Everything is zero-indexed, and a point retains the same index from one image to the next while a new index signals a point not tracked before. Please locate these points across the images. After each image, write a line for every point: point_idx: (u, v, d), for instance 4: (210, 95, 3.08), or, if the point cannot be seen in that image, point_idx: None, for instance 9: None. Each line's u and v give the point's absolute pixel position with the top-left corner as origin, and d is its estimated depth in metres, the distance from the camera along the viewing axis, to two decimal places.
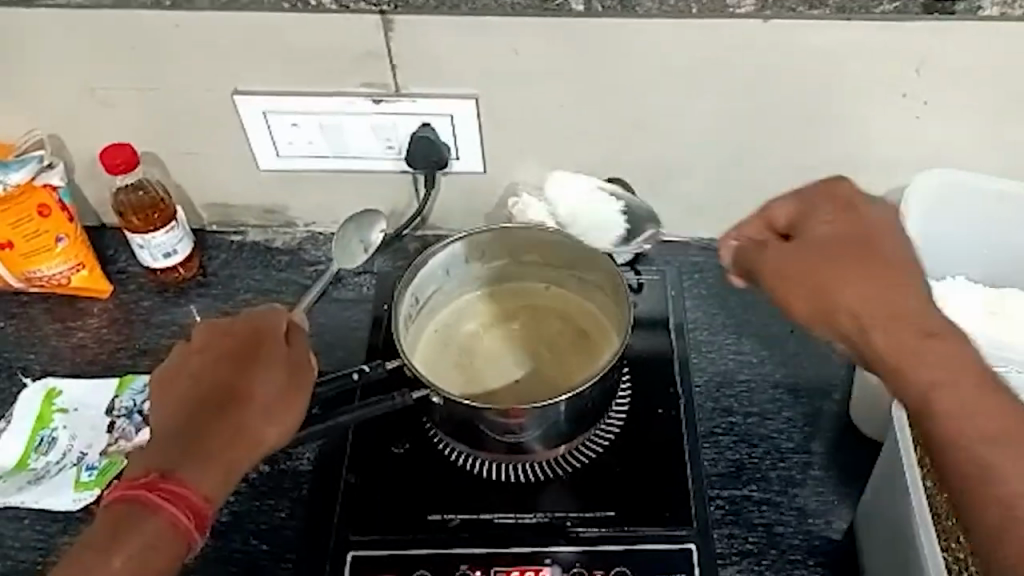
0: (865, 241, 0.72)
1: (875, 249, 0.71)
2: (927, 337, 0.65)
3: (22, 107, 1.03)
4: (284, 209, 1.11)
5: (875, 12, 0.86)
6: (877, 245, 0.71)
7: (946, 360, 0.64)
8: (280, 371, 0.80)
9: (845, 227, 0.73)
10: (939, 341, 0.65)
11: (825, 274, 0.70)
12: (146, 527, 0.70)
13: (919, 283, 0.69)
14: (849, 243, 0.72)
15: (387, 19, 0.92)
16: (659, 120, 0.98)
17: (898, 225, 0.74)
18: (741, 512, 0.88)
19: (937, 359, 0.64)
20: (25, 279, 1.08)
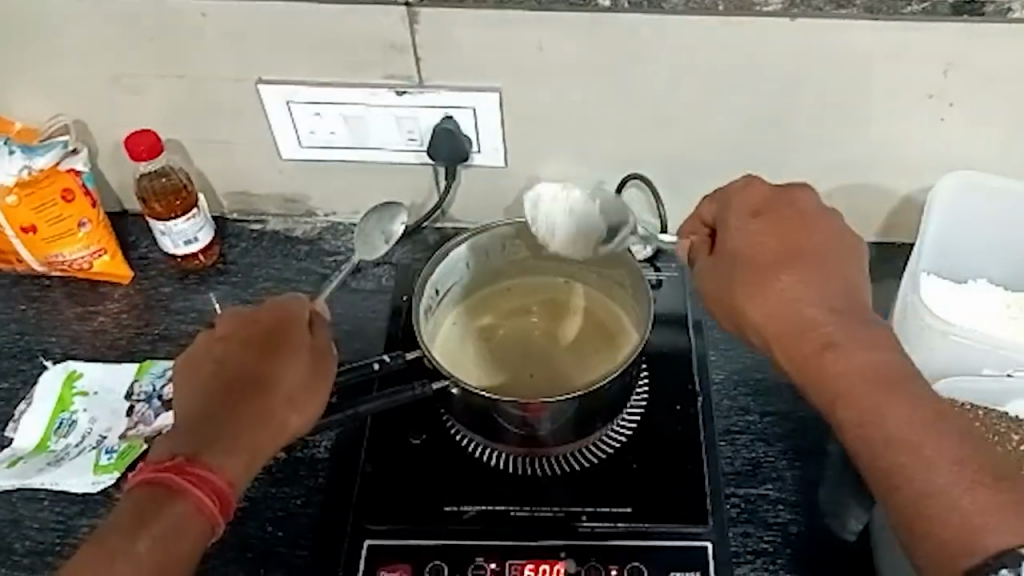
0: (773, 262, 0.78)
1: (782, 266, 0.77)
2: (834, 345, 0.73)
3: (48, 92, 1.04)
4: (304, 199, 1.12)
5: (903, 12, 0.86)
6: (788, 255, 0.78)
7: (850, 365, 0.72)
8: (305, 361, 0.81)
9: (757, 248, 0.79)
10: (836, 350, 0.73)
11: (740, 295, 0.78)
12: (173, 509, 0.71)
13: (827, 291, 0.76)
14: (761, 265, 0.78)
15: (413, 11, 0.92)
16: (681, 117, 0.97)
17: (813, 228, 0.80)
18: (757, 511, 0.87)
19: (840, 368, 0.72)
20: (47, 263, 1.09)
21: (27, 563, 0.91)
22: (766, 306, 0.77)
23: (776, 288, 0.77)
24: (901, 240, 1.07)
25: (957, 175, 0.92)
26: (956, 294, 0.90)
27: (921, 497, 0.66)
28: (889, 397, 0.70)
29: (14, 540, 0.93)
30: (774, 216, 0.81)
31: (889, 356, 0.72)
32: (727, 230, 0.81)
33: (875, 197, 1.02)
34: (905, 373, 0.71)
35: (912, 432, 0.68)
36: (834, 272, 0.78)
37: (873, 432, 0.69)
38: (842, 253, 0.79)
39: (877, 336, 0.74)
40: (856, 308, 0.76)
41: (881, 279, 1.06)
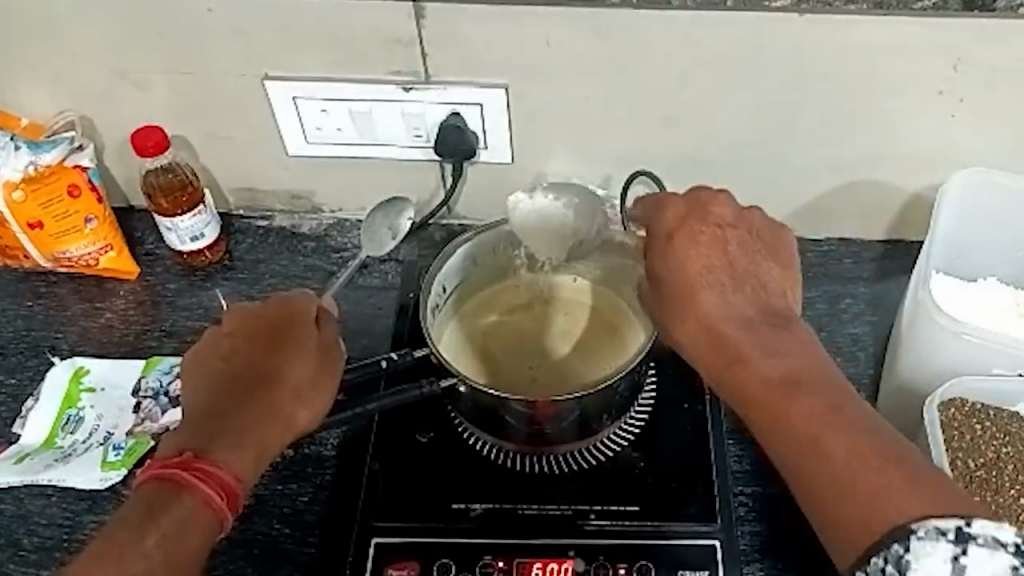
0: (692, 276, 0.77)
1: (699, 279, 0.77)
2: (744, 351, 0.72)
3: (55, 88, 1.04)
4: (310, 195, 1.11)
5: (914, 7, 0.85)
6: (697, 273, 0.77)
7: (754, 375, 0.71)
8: (311, 357, 0.81)
9: (676, 266, 0.78)
10: (742, 362, 0.72)
11: (666, 315, 0.78)
12: (183, 504, 0.70)
13: (735, 303, 0.75)
14: (680, 279, 0.78)
15: (420, 7, 0.92)
16: (690, 113, 0.97)
17: (730, 237, 0.79)
18: (766, 510, 0.87)
19: (744, 380, 0.71)
20: (54, 259, 1.09)
21: (34, 559, 0.91)
22: (686, 323, 0.77)
23: (694, 307, 0.76)
24: (911, 238, 1.06)
25: (970, 172, 0.92)
26: (966, 291, 0.90)
27: (825, 493, 0.65)
28: (793, 396, 0.69)
29: (21, 536, 0.93)
30: (687, 228, 0.80)
31: (798, 358, 0.71)
32: (652, 249, 0.80)
33: (883, 194, 1.02)
34: (813, 372, 0.70)
35: (815, 428, 0.67)
36: (749, 280, 0.77)
37: (778, 431, 0.68)
38: (760, 259, 0.79)
39: (788, 338, 0.73)
40: (770, 314, 0.75)
41: (890, 276, 1.05)
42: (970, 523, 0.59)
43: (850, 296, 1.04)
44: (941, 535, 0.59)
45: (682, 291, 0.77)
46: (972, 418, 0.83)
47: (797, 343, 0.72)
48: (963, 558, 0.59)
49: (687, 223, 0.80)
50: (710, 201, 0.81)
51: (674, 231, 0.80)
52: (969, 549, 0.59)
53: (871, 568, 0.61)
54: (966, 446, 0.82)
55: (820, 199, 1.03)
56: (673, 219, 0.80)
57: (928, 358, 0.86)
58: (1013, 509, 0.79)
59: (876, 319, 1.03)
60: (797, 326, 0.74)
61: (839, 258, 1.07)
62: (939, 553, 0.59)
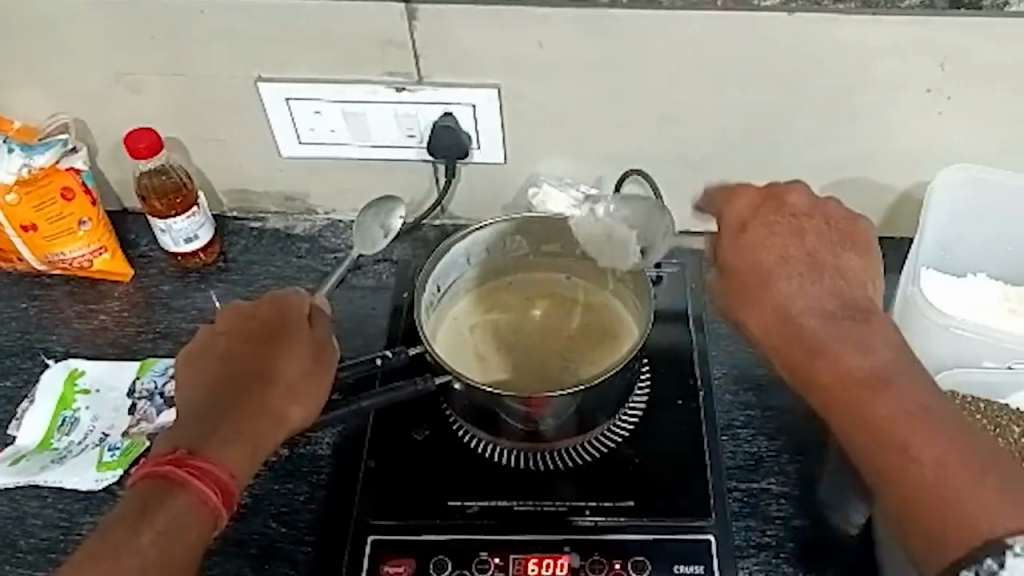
0: (770, 264, 0.79)
1: (776, 268, 0.78)
2: (824, 344, 0.73)
3: (48, 91, 1.04)
4: (303, 197, 1.12)
5: (901, 6, 0.86)
6: (775, 263, 0.79)
7: (835, 370, 0.71)
8: (306, 352, 0.81)
9: (750, 253, 0.80)
10: (822, 356, 0.72)
11: (739, 301, 0.80)
12: (177, 501, 0.70)
13: (815, 296, 0.76)
14: (757, 267, 0.79)
15: (412, 8, 0.92)
16: (681, 112, 0.98)
17: (807, 228, 0.81)
18: (759, 506, 0.88)
19: (823, 372, 0.72)
20: (48, 262, 1.09)
21: (31, 560, 0.92)
22: (761, 311, 0.78)
23: (772, 295, 0.77)
24: (900, 236, 1.07)
25: (959, 169, 0.93)
26: (955, 287, 0.90)
27: (912, 497, 0.66)
28: (879, 395, 0.69)
29: (17, 537, 0.93)
30: (765, 220, 0.82)
31: (880, 354, 0.71)
32: (722, 238, 0.83)
33: (873, 191, 1.03)
34: (898, 369, 0.71)
35: (903, 429, 0.67)
36: (830, 271, 0.77)
37: (862, 429, 0.69)
38: (838, 248, 0.79)
39: (871, 330, 0.73)
40: (849, 305, 0.75)
41: (880, 273, 1.06)
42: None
43: None
44: None
45: (758, 277, 0.79)
46: (962, 409, 0.84)
47: (882, 336, 0.73)
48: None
49: (761, 212, 0.83)
50: (787, 194, 0.84)
51: (749, 222, 0.83)
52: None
53: None
54: None
55: None
56: (747, 211, 0.84)
57: (917, 354, 0.87)
58: None
59: None
60: (878, 318, 0.74)
61: None
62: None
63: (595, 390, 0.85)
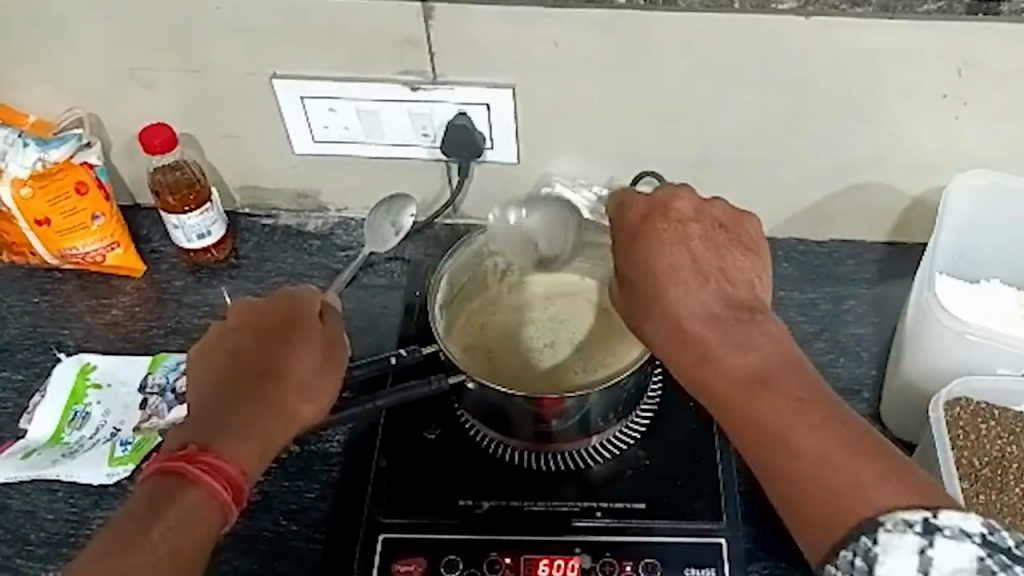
0: (660, 275, 0.74)
1: (665, 278, 0.74)
2: (712, 347, 0.70)
3: (63, 87, 1.04)
4: (316, 194, 1.12)
5: (919, 11, 0.86)
6: (664, 273, 0.74)
7: (723, 373, 0.69)
8: (317, 350, 0.81)
9: (644, 265, 0.75)
10: (710, 359, 0.70)
11: (636, 314, 0.75)
12: (189, 497, 0.70)
13: (702, 298, 0.73)
14: (647, 275, 0.75)
15: (429, 7, 0.92)
16: (695, 115, 0.98)
17: (697, 233, 0.76)
18: (770, 509, 0.88)
19: (712, 377, 0.69)
20: (61, 256, 1.09)
21: (41, 553, 0.92)
22: (655, 322, 0.74)
23: (664, 305, 0.73)
24: (913, 240, 1.07)
25: (971, 176, 0.93)
26: (969, 293, 0.90)
27: (801, 486, 0.64)
28: (760, 391, 0.67)
29: (29, 531, 0.93)
30: (654, 228, 0.77)
31: (764, 353, 0.69)
32: (616, 254, 0.78)
33: (886, 196, 1.03)
34: (781, 366, 0.68)
35: (784, 422, 0.65)
36: (716, 272, 0.74)
37: (746, 426, 0.67)
38: (727, 250, 0.76)
39: (754, 326, 0.71)
40: (735, 305, 0.73)
41: (893, 278, 1.06)
42: (936, 515, 0.60)
43: (853, 298, 1.05)
44: (909, 527, 0.60)
45: (651, 288, 0.74)
46: (977, 416, 0.83)
47: (765, 334, 0.70)
48: (930, 550, 0.59)
49: (649, 222, 0.77)
50: (672, 197, 0.78)
51: (640, 234, 0.77)
52: (935, 541, 0.59)
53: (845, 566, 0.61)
54: (971, 443, 0.83)
55: (824, 201, 1.04)
56: (634, 219, 0.78)
57: (930, 360, 0.87)
58: (1017, 506, 0.80)
59: (879, 320, 1.03)
60: (764, 316, 0.72)
61: (842, 260, 1.07)
62: (906, 545, 0.59)
63: (602, 397, 0.84)
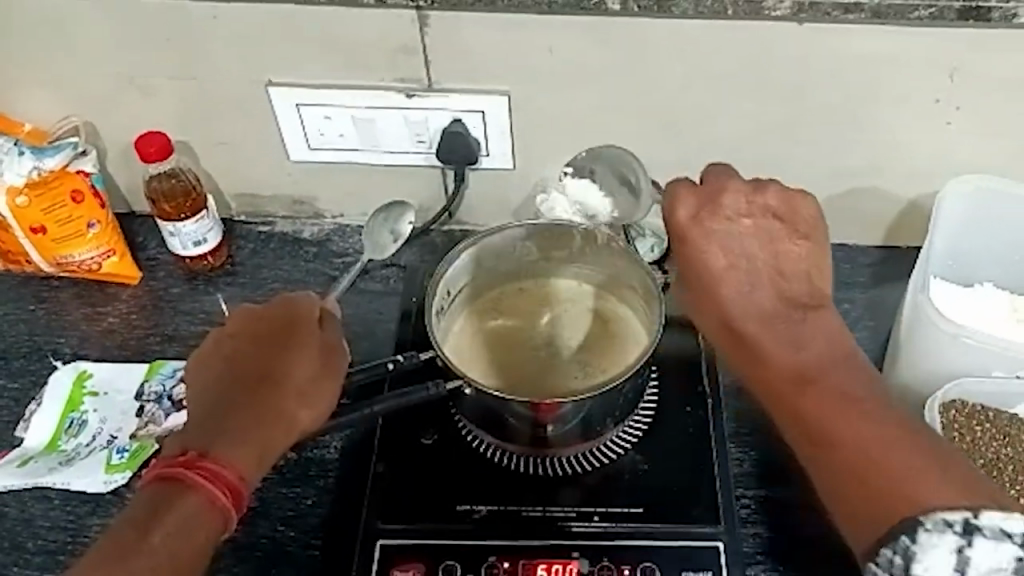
0: (716, 274, 0.81)
1: (722, 278, 0.80)
2: (766, 347, 0.77)
3: (58, 95, 1.04)
4: (312, 201, 1.12)
5: (910, 17, 0.86)
6: (719, 273, 0.81)
7: (776, 371, 0.76)
8: (315, 355, 0.80)
9: (701, 262, 0.81)
10: (763, 360, 0.77)
11: (698, 310, 0.83)
12: (185, 505, 0.70)
13: (757, 298, 0.80)
14: (705, 274, 0.81)
15: (424, 15, 0.93)
16: (689, 121, 0.98)
17: (752, 228, 0.81)
18: (767, 513, 0.89)
19: (767, 376, 0.77)
20: (57, 264, 1.09)
21: (38, 562, 0.92)
22: (715, 319, 0.81)
23: (722, 305, 0.80)
24: (907, 244, 1.08)
25: (967, 182, 0.93)
26: (965, 297, 0.91)
27: (845, 475, 0.71)
28: (810, 390, 0.74)
29: (25, 539, 0.93)
30: (709, 224, 0.81)
31: (813, 354, 0.76)
32: (674, 251, 0.83)
33: (878, 201, 1.03)
34: (830, 366, 0.76)
35: (832, 416, 0.72)
36: (771, 270, 0.80)
37: (797, 422, 0.74)
38: (782, 242, 0.81)
39: (808, 326, 0.78)
40: (790, 303, 0.79)
41: (887, 282, 1.07)
42: (976, 515, 0.65)
43: (847, 302, 1.05)
44: (948, 527, 0.65)
45: (709, 288, 0.81)
46: (973, 419, 0.84)
47: (816, 335, 0.77)
48: (968, 549, 0.65)
49: (701, 216, 0.81)
50: (725, 182, 0.83)
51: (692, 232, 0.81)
52: (973, 540, 0.65)
53: (882, 559, 0.67)
54: (968, 445, 0.83)
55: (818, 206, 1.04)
56: (688, 214, 0.81)
57: (925, 363, 0.87)
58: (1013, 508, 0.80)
59: (874, 324, 1.04)
60: (817, 315, 0.79)
61: (836, 264, 1.08)
62: (944, 545, 0.65)
63: (601, 397, 0.86)
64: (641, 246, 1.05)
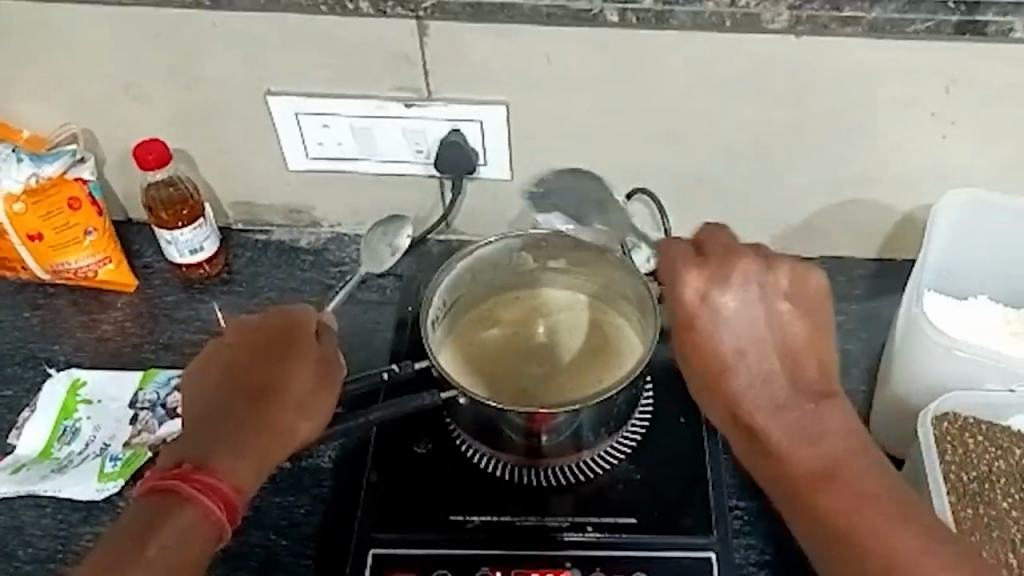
0: (722, 356, 0.77)
1: (732, 359, 0.76)
2: (780, 441, 0.74)
3: (57, 102, 1.05)
4: (309, 210, 1.12)
5: (907, 31, 0.87)
6: (728, 352, 0.77)
7: (790, 468, 0.73)
8: (313, 369, 0.79)
9: (708, 340, 0.77)
10: (776, 455, 0.74)
11: (703, 389, 0.79)
12: (181, 517, 0.69)
13: (770, 383, 0.76)
14: (712, 352, 0.77)
15: (423, 25, 0.93)
16: (685, 133, 0.99)
17: (763, 306, 0.77)
18: (760, 524, 0.89)
19: (780, 471, 0.74)
20: (53, 271, 1.09)
21: (29, 569, 0.91)
22: (721, 405, 0.77)
23: (731, 388, 0.76)
24: (904, 256, 1.08)
25: (963, 194, 0.93)
26: (961, 312, 0.89)
27: None
28: (829, 492, 0.71)
29: (17, 546, 0.93)
30: (717, 303, 0.77)
31: (829, 448, 0.73)
32: (677, 321, 0.79)
33: (874, 214, 1.04)
34: (848, 462, 0.73)
35: (857, 526, 0.70)
36: (784, 352, 0.76)
37: (816, 524, 0.71)
38: (790, 319, 0.77)
39: (823, 416, 0.74)
40: (802, 389, 0.75)
41: (883, 295, 1.07)
42: None
43: (842, 314, 1.05)
44: None
45: (716, 369, 0.77)
46: (964, 431, 0.83)
47: (832, 426, 0.74)
48: None
49: (710, 288, 0.77)
50: (732, 260, 0.78)
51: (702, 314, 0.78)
52: None
53: None
54: (959, 457, 0.82)
55: (813, 218, 1.05)
56: (693, 288, 0.78)
57: (920, 374, 0.86)
58: (1006, 521, 0.79)
59: (869, 337, 1.04)
60: (830, 403, 0.75)
61: (833, 277, 1.08)
62: None
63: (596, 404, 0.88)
64: (637, 258, 1.06)
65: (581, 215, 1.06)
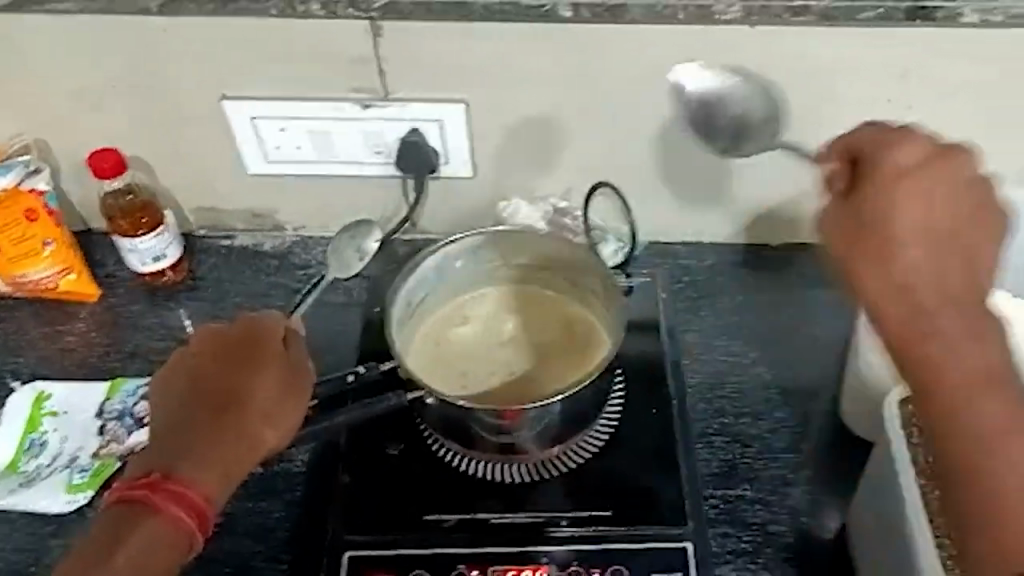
0: (897, 230, 0.67)
1: (910, 232, 0.66)
2: (937, 326, 0.64)
3: (9, 113, 1.03)
4: (273, 213, 1.12)
5: (858, 19, 0.88)
6: (905, 225, 0.67)
7: (945, 355, 0.63)
8: (279, 375, 0.78)
9: (889, 210, 0.67)
10: (935, 340, 0.64)
11: (857, 263, 0.68)
12: (148, 526, 0.69)
13: (954, 275, 0.66)
14: (884, 222, 0.67)
15: (378, 25, 0.93)
16: (646, 127, 0.99)
17: (963, 195, 0.68)
18: (736, 512, 0.90)
19: (934, 361, 0.63)
20: (13, 283, 1.08)
21: None
22: (884, 277, 0.66)
23: (901, 260, 0.66)
24: None
25: None
26: None
27: (987, 503, 0.62)
28: (981, 395, 0.62)
29: None
30: (913, 179, 0.67)
31: (991, 354, 0.63)
32: (854, 191, 0.69)
33: None
34: (1005, 371, 0.63)
35: (996, 435, 0.62)
36: (963, 253, 0.66)
37: (955, 422, 0.63)
38: (977, 214, 0.68)
39: (993, 326, 0.65)
40: (979, 294, 0.66)
41: None
42: None
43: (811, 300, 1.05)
44: None
45: (880, 240, 0.67)
46: None
47: (994, 335, 0.64)
48: None
49: (926, 163, 0.68)
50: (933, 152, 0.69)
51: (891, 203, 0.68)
52: None
53: None
54: None
55: (776, 207, 1.05)
56: (908, 156, 0.68)
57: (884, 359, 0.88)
58: None
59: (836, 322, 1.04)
60: (989, 317, 0.65)
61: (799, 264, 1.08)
62: None
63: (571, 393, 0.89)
64: (605, 250, 1.07)
65: (712, 115, 0.91)
